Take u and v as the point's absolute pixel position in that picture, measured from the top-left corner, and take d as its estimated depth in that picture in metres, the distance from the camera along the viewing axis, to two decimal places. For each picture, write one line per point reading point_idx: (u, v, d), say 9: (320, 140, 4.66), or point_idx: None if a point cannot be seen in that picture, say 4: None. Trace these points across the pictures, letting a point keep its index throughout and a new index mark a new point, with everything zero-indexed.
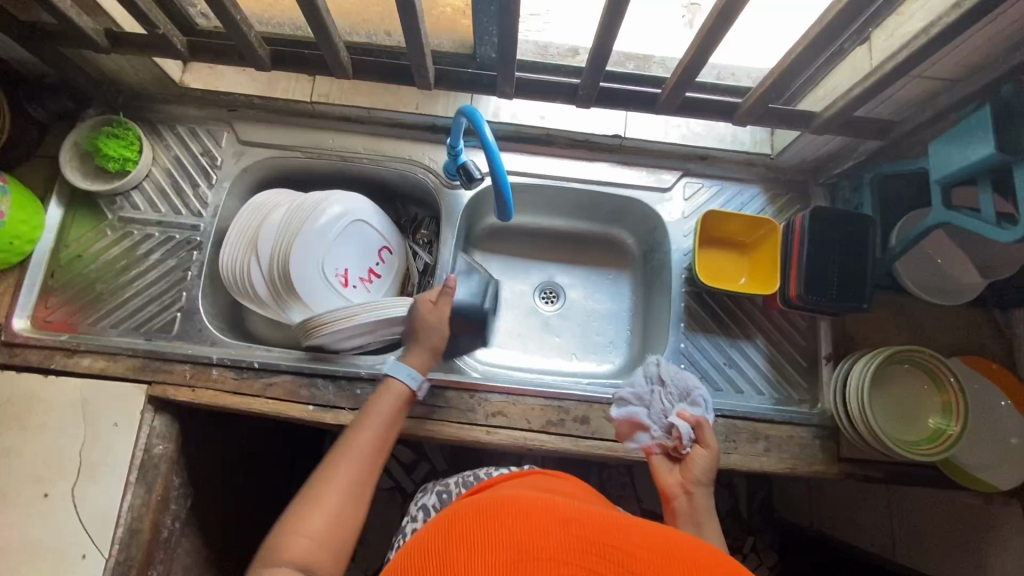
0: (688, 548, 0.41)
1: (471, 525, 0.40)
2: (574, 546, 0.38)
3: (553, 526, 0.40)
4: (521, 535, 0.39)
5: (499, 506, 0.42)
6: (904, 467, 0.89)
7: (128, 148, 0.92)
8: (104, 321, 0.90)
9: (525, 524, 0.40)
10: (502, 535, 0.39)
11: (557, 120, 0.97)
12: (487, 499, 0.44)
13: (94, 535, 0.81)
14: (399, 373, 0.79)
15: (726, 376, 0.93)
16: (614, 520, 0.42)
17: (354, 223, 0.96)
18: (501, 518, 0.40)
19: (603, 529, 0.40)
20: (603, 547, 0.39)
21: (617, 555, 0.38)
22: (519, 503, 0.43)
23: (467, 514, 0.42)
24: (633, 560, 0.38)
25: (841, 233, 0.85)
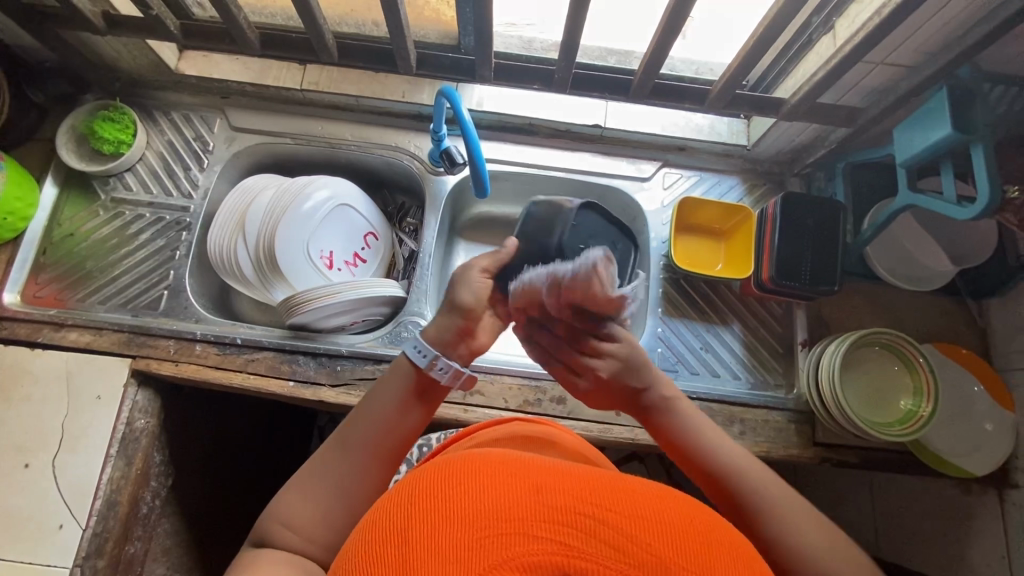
0: (677, 511, 0.35)
1: (431, 493, 0.35)
2: (544, 519, 0.32)
3: (524, 496, 0.34)
4: (486, 507, 0.33)
5: (466, 472, 0.36)
6: (881, 453, 0.88)
7: (123, 131, 0.95)
8: (93, 297, 0.92)
9: (494, 496, 0.33)
10: (468, 511, 0.33)
11: (538, 110, 1.00)
12: (454, 460, 0.38)
13: (72, 505, 0.81)
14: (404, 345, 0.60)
15: (702, 360, 0.94)
16: (590, 479, 0.36)
17: (339, 207, 0.98)
18: (462, 480, 0.35)
19: (577, 494, 0.34)
20: (574, 514, 0.33)
21: (587, 524, 0.32)
22: (485, 463, 0.37)
23: (429, 478, 0.36)
24: (606, 526, 0.33)
25: (812, 220, 0.88)
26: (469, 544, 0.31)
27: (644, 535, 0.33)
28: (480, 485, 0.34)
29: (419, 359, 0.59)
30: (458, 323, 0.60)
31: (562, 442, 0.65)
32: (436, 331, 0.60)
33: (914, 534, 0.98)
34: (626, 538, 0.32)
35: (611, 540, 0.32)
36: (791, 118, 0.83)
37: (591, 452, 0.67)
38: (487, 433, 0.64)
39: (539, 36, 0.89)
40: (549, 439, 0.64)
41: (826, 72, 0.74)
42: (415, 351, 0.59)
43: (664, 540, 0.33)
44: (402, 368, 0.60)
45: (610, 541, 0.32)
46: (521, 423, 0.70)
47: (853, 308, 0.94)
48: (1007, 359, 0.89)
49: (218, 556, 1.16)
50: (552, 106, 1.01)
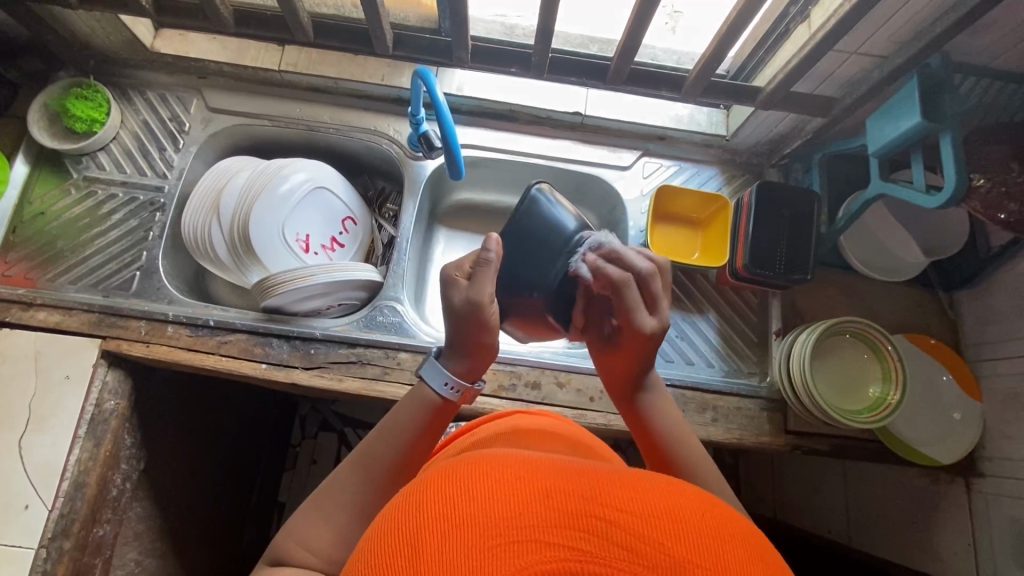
0: (688, 508, 0.35)
1: (439, 502, 0.35)
2: (557, 523, 0.33)
3: (535, 502, 0.34)
4: (499, 516, 0.33)
5: (475, 479, 0.36)
6: (851, 441, 0.89)
7: (96, 109, 0.94)
8: (63, 277, 0.91)
9: (503, 504, 0.34)
10: (480, 519, 0.33)
11: (519, 96, 1.00)
12: (462, 467, 0.38)
13: (38, 486, 0.80)
14: (431, 377, 0.61)
15: (677, 348, 0.94)
16: (599, 481, 0.37)
17: (317, 190, 0.98)
18: (471, 489, 0.35)
19: (588, 497, 0.34)
20: (586, 519, 0.33)
21: (599, 527, 0.33)
22: (493, 470, 0.37)
23: (439, 485, 0.36)
24: (619, 528, 0.33)
25: (788, 209, 0.89)
26: (482, 552, 0.31)
27: (658, 535, 0.33)
28: (488, 493, 0.34)
29: (445, 391, 0.61)
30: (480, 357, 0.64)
31: (559, 432, 0.65)
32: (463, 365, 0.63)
33: (884, 522, 0.99)
34: (641, 539, 0.32)
35: (624, 541, 0.32)
36: (767, 107, 0.83)
37: (586, 439, 0.68)
38: (488, 429, 0.65)
39: (520, 22, 0.89)
40: (546, 429, 0.65)
41: (800, 60, 0.74)
42: (442, 385, 0.61)
43: (675, 537, 0.33)
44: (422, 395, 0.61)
45: (623, 542, 0.32)
46: (517, 416, 0.70)
47: (827, 298, 0.95)
48: (976, 350, 0.90)
49: (192, 541, 1.15)
50: (532, 91, 1.00)
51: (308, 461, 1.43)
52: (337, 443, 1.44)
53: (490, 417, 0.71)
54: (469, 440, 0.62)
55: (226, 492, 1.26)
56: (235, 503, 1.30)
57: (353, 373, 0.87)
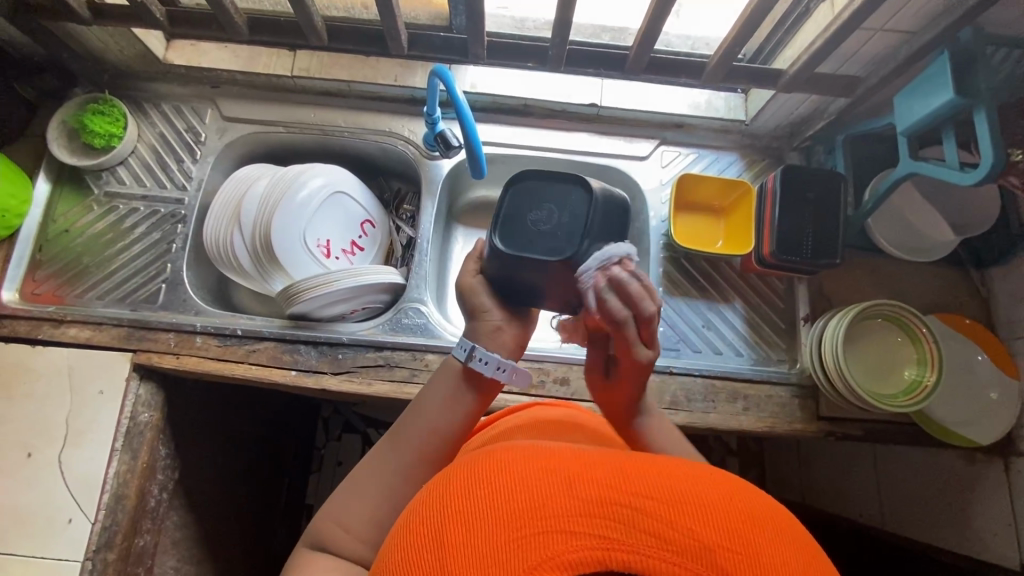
0: (716, 492, 0.35)
1: (463, 497, 0.35)
2: (582, 512, 0.32)
3: (558, 490, 0.34)
4: (523, 507, 0.33)
5: (498, 472, 0.36)
6: (886, 425, 0.88)
7: (113, 124, 0.94)
8: (91, 293, 0.92)
9: (526, 495, 0.34)
10: (504, 512, 0.33)
11: (532, 90, 0.99)
12: (483, 461, 0.38)
13: (80, 500, 0.82)
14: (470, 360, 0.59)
15: (704, 338, 0.93)
16: (622, 466, 0.36)
17: (335, 195, 0.98)
18: (492, 482, 0.35)
19: (612, 485, 0.34)
20: (611, 505, 0.33)
21: (625, 514, 0.33)
22: (515, 462, 0.37)
23: (462, 481, 0.36)
24: (645, 515, 0.33)
25: (814, 192, 0.87)
26: (509, 543, 0.31)
27: (686, 520, 0.33)
28: (511, 486, 0.34)
29: (483, 367, 0.59)
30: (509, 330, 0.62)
31: (583, 424, 0.65)
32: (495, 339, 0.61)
33: (918, 504, 0.99)
34: (669, 526, 0.32)
35: (651, 528, 0.32)
36: (790, 90, 0.82)
37: (608, 430, 0.67)
38: (511, 420, 0.65)
39: (531, 15, 0.87)
40: (569, 420, 0.65)
41: (824, 41, 0.72)
42: (484, 364, 0.59)
43: (704, 523, 0.33)
44: (456, 373, 0.60)
45: (651, 530, 0.32)
46: (539, 408, 0.70)
47: (855, 281, 0.94)
48: (1010, 328, 0.88)
49: (226, 547, 1.17)
50: (546, 85, 0.99)
51: (335, 463, 1.44)
52: (363, 444, 1.45)
53: (513, 407, 0.71)
54: (491, 432, 0.62)
55: (256, 497, 1.27)
56: (266, 507, 1.31)
57: (382, 376, 0.87)
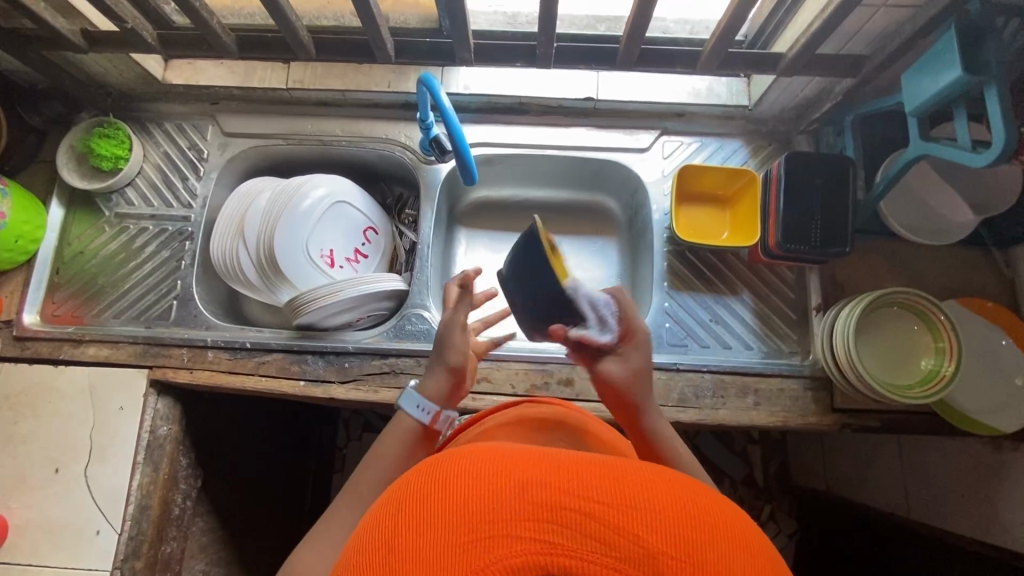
0: (669, 497, 0.34)
1: (414, 503, 0.35)
2: (529, 516, 0.32)
3: (507, 493, 0.34)
4: (472, 511, 0.33)
5: (454, 473, 0.36)
6: (905, 415, 0.85)
7: (119, 146, 0.97)
8: (107, 312, 0.95)
9: (476, 497, 0.34)
10: (453, 516, 0.33)
11: (528, 87, 0.97)
12: (441, 464, 0.38)
13: (106, 512, 0.85)
14: (407, 404, 0.67)
15: (711, 332, 0.91)
16: (577, 468, 0.35)
17: (336, 205, 0.98)
18: (445, 487, 0.35)
19: (563, 487, 0.34)
20: (557, 510, 0.32)
21: (573, 519, 0.32)
22: (470, 464, 0.37)
23: (418, 487, 0.37)
24: (592, 520, 0.32)
25: (822, 178, 0.84)
26: (455, 548, 0.32)
27: (633, 525, 0.32)
28: (463, 490, 0.35)
29: (420, 415, 0.67)
30: (449, 381, 0.69)
31: (571, 420, 0.64)
32: (436, 387, 0.68)
33: (945, 494, 0.95)
34: (615, 531, 0.32)
35: (596, 534, 0.32)
36: (791, 74, 0.78)
37: (598, 426, 0.66)
38: (498, 418, 0.65)
39: (521, 11, 0.86)
40: (558, 418, 0.64)
41: (822, 22, 0.69)
42: (419, 410, 0.67)
43: (651, 529, 0.32)
44: (403, 425, 0.67)
45: (596, 535, 0.31)
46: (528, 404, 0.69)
47: (870, 267, 0.90)
48: None
49: (253, 549, 1.21)
50: (541, 82, 0.97)
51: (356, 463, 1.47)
52: None
53: (504, 404, 0.71)
54: (477, 432, 0.63)
55: (281, 499, 1.31)
56: (291, 509, 1.35)
57: (388, 383, 0.88)
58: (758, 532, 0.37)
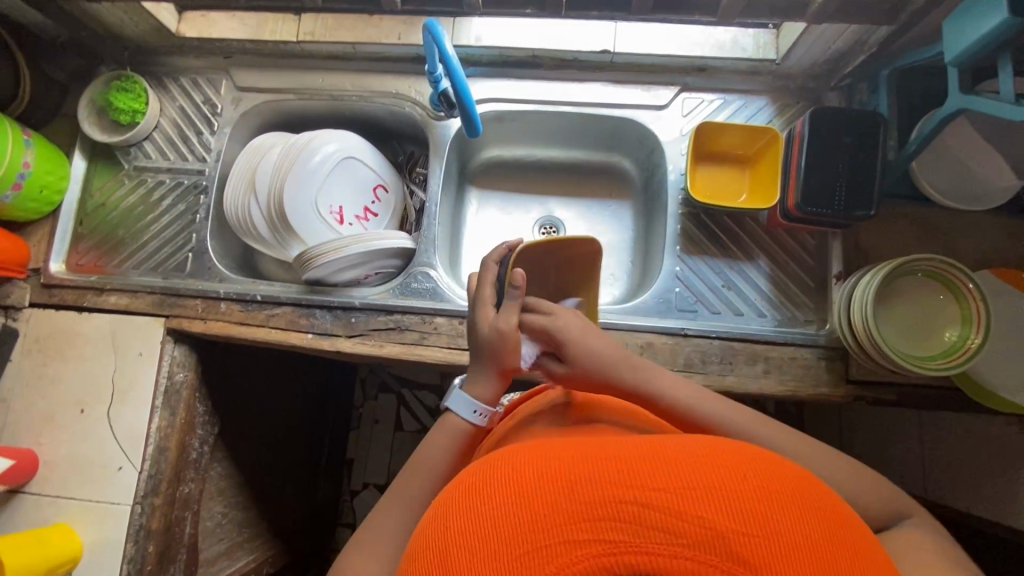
0: (722, 475, 0.37)
1: (468, 517, 0.38)
2: (589, 518, 0.35)
3: (563, 497, 0.36)
4: (533, 521, 0.36)
5: (508, 482, 0.39)
6: (925, 389, 0.81)
7: (136, 100, 0.98)
8: (128, 263, 0.98)
9: (536, 506, 0.36)
10: (514, 527, 0.36)
11: (541, 39, 0.93)
12: (491, 476, 0.40)
13: (127, 450, 0.90)
14: (458, 406, 0.66)
15: (723, 298, 0.89)
16: (627, 460, 0.38)
17: (346, 161, 0.98)
18: (499, 500, 0.38)
19: (616, 482, 0.36)
20: (616, 506, 0.35)
21: (631, 512, 0.35)
22: (518, 472, 0.39)
23: (471, 505, 0.39)
24: (652, 510, 0.35)
25: (850, 135, 0.78)
26: (517, 557, 0.34)
27: (697, 509, 0.34)
28: (518, 499, 0.37)
29: (474, 418, 0.66)
30: (500, 382, 0.67)
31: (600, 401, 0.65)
32: (485, 389, 0.66)
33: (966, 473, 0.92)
34: (678, 519, 0.34)
35: (660, 523, 0.34)
36: (820, 22, 0.72)
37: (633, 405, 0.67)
38: (533, 405, 0.67)
39: None
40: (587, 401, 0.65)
41: None
42: (472, 413, 0.66)
43: (713, 508, 0.34)
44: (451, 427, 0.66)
45: (658, 526, 0.34)
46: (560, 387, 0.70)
47: (897, 234, 0.85)
48: None
49: (268, 494, 1.27)
50: (555, 34, 0.94)
51: (372, 421, 1.51)
52: (397, 403, 1.51)
53: (531, 392, 0.72)
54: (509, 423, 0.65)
55: (297, 451, 1.36)
56: (308, 461, 1.41)
57: (393, 339, 0.89)
58: (818, 492, 0.39)
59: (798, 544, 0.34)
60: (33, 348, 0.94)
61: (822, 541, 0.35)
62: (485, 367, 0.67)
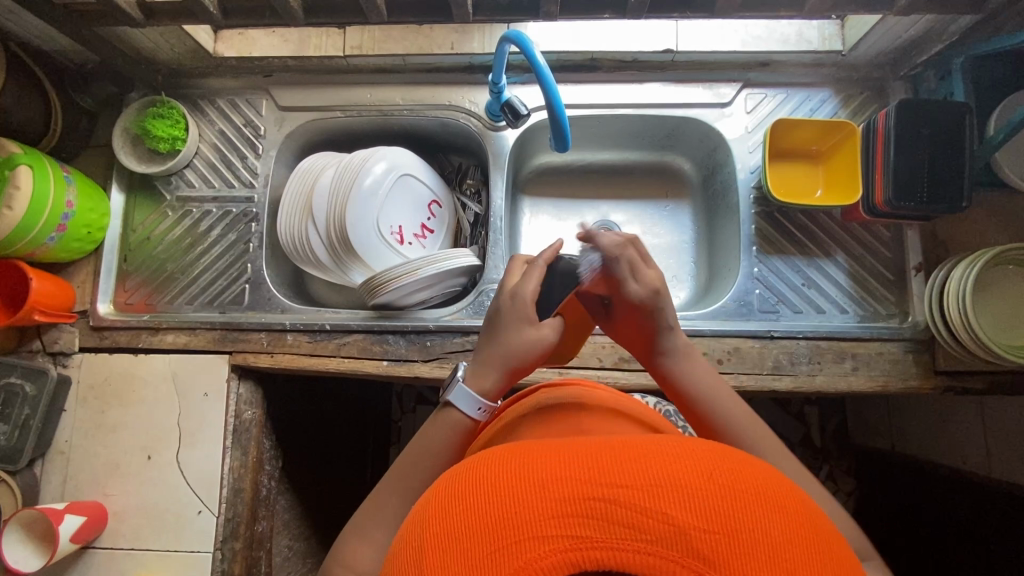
0: (692, 472, 0.34)
1: (439, 518, 0.35)
2: (554, 514, 0.32)
3: (529, 492, 0.33)
4: (495, 519, 0.33)
5: (478, 484, 0.36)
6: (1011, 375, 0.81)
7: (175, 126, 0.93)
8: (180, 299, 0.94)
9: (499, 502, 0.34)
10: (480, 526, 0.33)
11: (599, 41, 0.91)
12: (463, 476, 0.37)
13: (202, 495, 0.86)
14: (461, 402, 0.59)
15: (805, 297, 0.88)
16: (599, 455, 0.35)
17: (402, 179, 0.94)
18: (468, 500, 0.35)
19: (585, 478, 0.33)
20: (583, 502, 0.32)
21: (598, 509, 0.32)
22: (488, 467, 0.37)
23: (443, 505, 0.36)
24: (619, 506, 0.32)
25: (936, 127, 0.77)
26: (485, 555, 0.32)
27: (662, 504, 0.32)
28: (484, 497, 0.34)
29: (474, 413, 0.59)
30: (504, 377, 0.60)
31: (588, 402, 0.60)
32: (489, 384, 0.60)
33: None
34: (641, 513, 0.31)
35: (627, 520, 0.31)
36: (909, 12, 0.71)
37: (615, 403, 0.63)
38: (514, 411, 0.63)
39: None
40: (571, 401, 0.60)
41: None
42: (475, 409, 0.59)
43: (678, 504, 0.32)
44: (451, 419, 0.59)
45: (623, 521, 0.31)
46: (545, 391, 0.65)
47: (973, 223, 0.85)
48: None
49: (326, 520, 1.24)
50: (615, 34, 0.91)
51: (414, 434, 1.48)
52: None
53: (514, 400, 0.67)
54: (497, 424, 0.62)
55: (345, 475, 1.33)
56: (358, 481, 1.38)
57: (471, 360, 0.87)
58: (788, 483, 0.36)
59: (764, 544, 0.31)
60: (89, 396, 0.89)
61: (795, 541, 0.32)
62: (502, 364, 0.60)
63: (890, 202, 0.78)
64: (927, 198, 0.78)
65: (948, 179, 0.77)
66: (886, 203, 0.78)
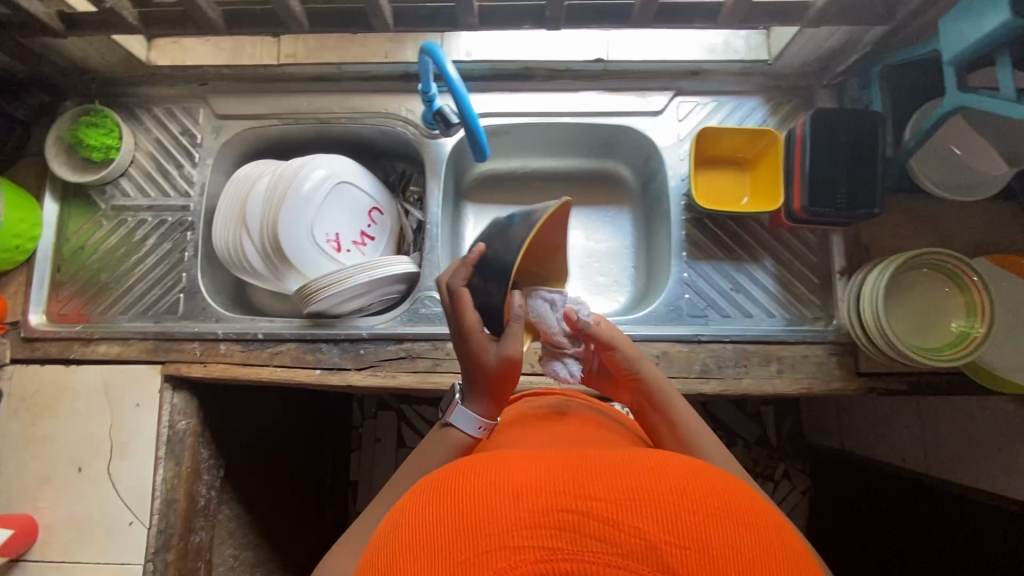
0: (667, 489, 0.34)
1: (411, 529, 0.35)
2: (527, 525, 0.32)
3: (504, 504, 0.34)
4: (466, 529, 0.33)
5: (452, 495, 0.36)
6: (932, 376, 0.83)
7: (109, 135, 0.92)
8: (114, 309, 0.93)
9: (474, 514, 0.34)
10: (451, 537, 0.33)
11: (531, 51, 0.92)
12: (441, 487, 0.38)
13: (133, 506, 0.85)
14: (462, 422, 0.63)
15: (733, 301, 0.89)
16: (576, 469, 0.36)
17: (339, 187, 0.94)
18: (443, 511, 0.35)
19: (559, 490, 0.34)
20: (557, 513, 0.33)
21: (570, 520, 0.32)
22: (465, 480, 0.37)
23: (418, 515, 0.36)
24: (591, 518, 0.32)
25: (849, 135, 0.80)
26: (459, 562, 0.32)
27: (633, 518, 0.32)
28: (459, 508, 0.35)
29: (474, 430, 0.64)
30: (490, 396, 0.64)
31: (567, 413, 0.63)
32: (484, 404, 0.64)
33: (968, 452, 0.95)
34: (614, 526, 0.32)
35: (598, 532, 0.32)
36: (818, 24, 0.73)
37: (594, 412, 0.65)
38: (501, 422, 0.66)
39: None
40: (551, 413, 0.63)
41: None
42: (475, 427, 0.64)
43: (649, 519, 0.32)
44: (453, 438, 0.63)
45: (594, 534, 0.31)
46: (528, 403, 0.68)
47: (894, 228, 0.87)
48: None
49: (278, 529, 1.23)
50: (547, 44, 0.92)
51: (373, 440, 1.47)
52: (398, 422, 1.48)
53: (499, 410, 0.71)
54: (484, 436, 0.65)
55: (298, 484, 1.31)
56: (314, 488, 1.37)
57: (405, 367, 0.87)
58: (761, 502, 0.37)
59: (731, 560, 0.31)
60: (20, 408, 0.88)
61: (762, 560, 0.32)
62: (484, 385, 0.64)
63: (808, 208, 0.80)
64: (840, 205, 0.80)
65: (859, 187, 0.79)
66: (805, 207, 0.80)
